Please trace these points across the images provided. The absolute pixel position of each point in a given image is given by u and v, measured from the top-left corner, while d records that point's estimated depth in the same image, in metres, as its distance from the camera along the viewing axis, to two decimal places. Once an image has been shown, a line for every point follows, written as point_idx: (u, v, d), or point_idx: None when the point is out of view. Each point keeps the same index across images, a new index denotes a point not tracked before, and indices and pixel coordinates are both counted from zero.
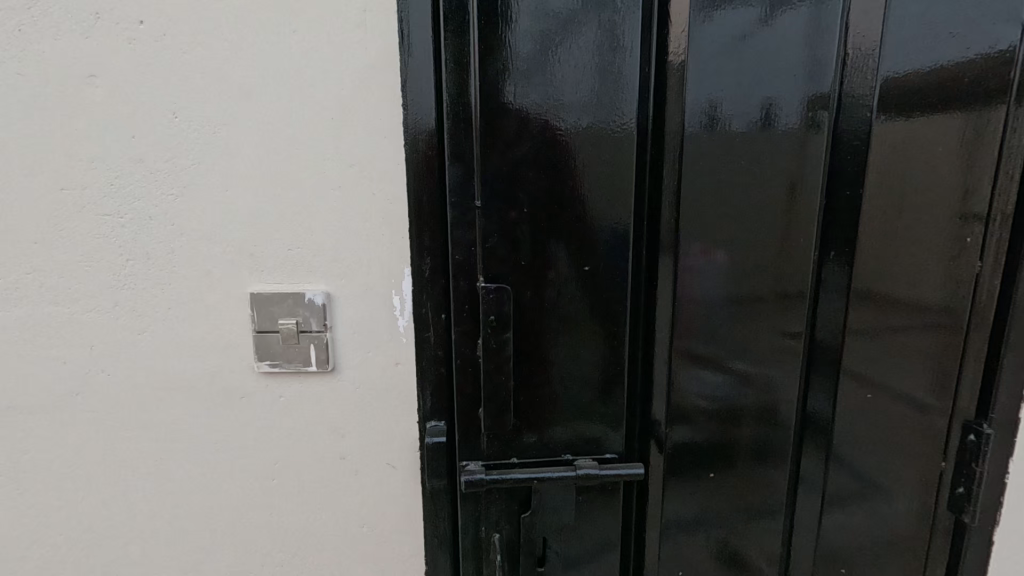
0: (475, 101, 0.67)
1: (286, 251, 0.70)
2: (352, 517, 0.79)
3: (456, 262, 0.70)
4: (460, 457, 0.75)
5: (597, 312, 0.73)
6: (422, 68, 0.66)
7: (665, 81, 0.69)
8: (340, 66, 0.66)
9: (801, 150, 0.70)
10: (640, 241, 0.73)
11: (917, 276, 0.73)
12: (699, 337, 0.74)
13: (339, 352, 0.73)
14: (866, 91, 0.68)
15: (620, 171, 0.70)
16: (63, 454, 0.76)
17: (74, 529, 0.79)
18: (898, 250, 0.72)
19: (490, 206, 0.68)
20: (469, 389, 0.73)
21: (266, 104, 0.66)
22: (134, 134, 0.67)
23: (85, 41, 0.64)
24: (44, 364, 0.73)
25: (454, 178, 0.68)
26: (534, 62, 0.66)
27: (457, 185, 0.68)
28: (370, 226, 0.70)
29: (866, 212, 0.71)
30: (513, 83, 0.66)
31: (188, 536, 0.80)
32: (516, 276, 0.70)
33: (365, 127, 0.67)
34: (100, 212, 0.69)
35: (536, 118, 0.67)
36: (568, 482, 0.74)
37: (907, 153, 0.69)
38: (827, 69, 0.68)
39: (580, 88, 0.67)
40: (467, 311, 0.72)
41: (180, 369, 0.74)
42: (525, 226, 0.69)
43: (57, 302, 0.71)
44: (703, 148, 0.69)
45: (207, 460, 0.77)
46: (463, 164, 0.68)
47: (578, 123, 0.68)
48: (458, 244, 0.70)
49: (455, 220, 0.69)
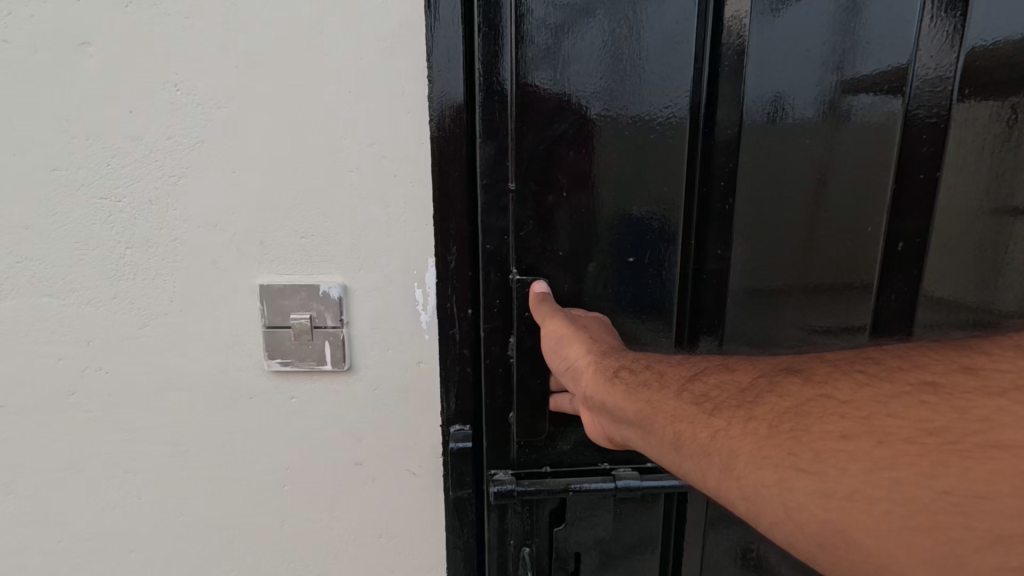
0: (508, 75, 0.60)
1: (298, 239, 0.64)
2: (370, 526, 0.73)
3: (487, 252, 0.64)
4: (489, 466, 0.70)
5: (636, 306, 0.67)
6: (450, 36, 0.60)
7: (720, 52, 0.61)
8: (359, 33, 0.59)
9: (872, 128, 0.62)
10: (687, 233, 0.66)
11: (999, 274, 0.65)
12: (748, 335, 0.68)
13: (355, 350, 0.67)
14: (949, 63, 0.61)
15: (670, 152, 0.63)
16: (60, 456, 0.71)
17: (72, 536, 0.74)
18: (977, 243, 0.64)
19: (524, 192, 0.62)
20: (500, 390, 0.68)
21: (277, 74, 0.60)
22: (131, 109, 0.61)
23: (76, 4, 0.58)
24: (38, 360, 0.68)
25: (484, 161, 0.62)
26: (573, 26, 0.59)
27: (487, 168, 0.62)
28: (391, 211, 0.63)
29: (940, 205, 0.64)
30: (548, 56, 0.60)
31: (194, 544, 0.74)
32: (552, 268, 0.65)
33: (387, 101, 0.61)
34: (96, 196, 0.63)
35: (576, 93, 0.61)
36: (607, 493, 0.68)
37: (994, 132, 0.62)
38: (908, 37, 0.60)
39: (626, 57, 0.60)
40: (497, 306, 0.66)
41: (184, 366, 0.68)
42: (564, 213, 0.63)
43: (51, 294, 0.66)
44: (762, 132, 0.62)
45: (214, 463, 0.71)
46: (495, 144, 0.62)
47: (624, 100, 0.61)
48: (488, 234, 0.64)
49: (486, 206, 0.63)
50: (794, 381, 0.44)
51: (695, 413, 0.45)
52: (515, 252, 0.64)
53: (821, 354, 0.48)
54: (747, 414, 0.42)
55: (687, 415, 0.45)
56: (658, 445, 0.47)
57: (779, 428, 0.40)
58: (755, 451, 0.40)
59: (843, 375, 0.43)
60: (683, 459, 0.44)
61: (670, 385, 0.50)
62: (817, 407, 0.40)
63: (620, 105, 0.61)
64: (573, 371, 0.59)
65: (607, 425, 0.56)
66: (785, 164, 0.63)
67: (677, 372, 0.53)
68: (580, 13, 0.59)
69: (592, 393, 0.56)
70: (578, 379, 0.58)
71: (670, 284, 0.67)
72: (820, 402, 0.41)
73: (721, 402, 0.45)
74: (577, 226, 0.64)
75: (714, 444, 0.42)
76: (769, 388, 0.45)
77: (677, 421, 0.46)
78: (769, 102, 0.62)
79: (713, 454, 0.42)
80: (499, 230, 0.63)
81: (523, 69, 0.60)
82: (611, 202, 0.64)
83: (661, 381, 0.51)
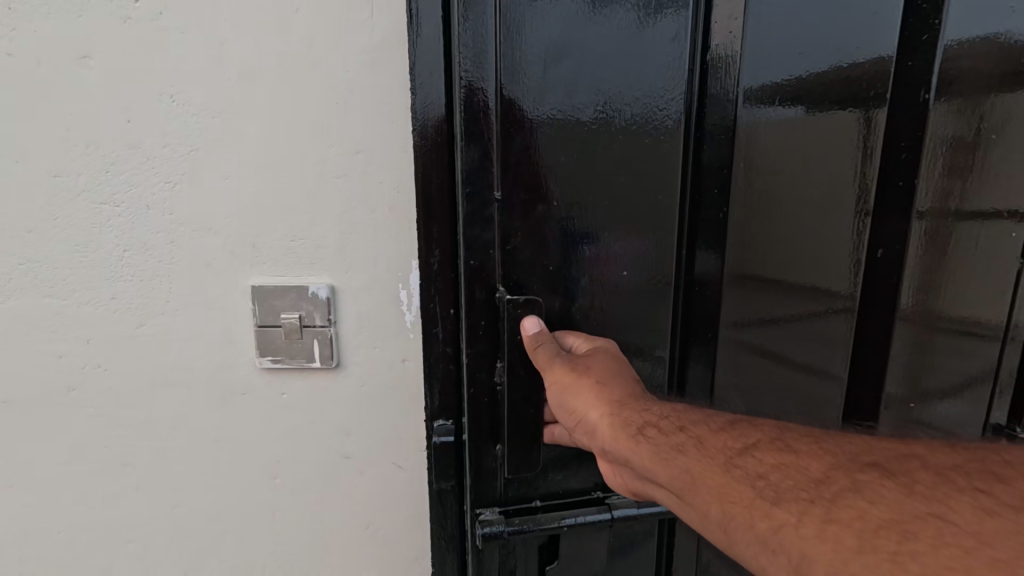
0: (494, 86, 0.60)
1: (289, 242, 0.67)
2: (358, 518, 0.76)
3: (474, 268, 0.64)
4: (474, 505, 0.70)
5: (623, 312, 0.69)
6: (430, 46, 0.60)
7: (710, 63, 0.64)
8: (347, 45, 0.62)
9: (844, 135, 0.65)
10: (671, 242, 0.68)
11: (963, 284, 0.69)
12: (739, 339, 0.70)
13: (344, 348, 0.70)
14: (926, 69, 0.64)
15: (658, 160, 0.65)
16: (61, 450, 0.74)
17: (72, 527, 0.77)
18: (946, 257, 0.68)
19: (511, 204, 0.63)
20: (488, 415, 0.68)
21: (268, 85, 0.63)
22: (130, 119, 0.64)
23: (79, 20, 0.61)
24: (41, 358, 0.71)
25: (472, 177, 0.62)
26: (549, 38, 0.60)
27: (472, 180, 0.62)
28: (376, 215, 0.67)
29: (915, 217, 0.67)
30: (535, 68, 0.60)
31: (188, 535, 0.78)
32: (539, 277, 0.66)
33: (375, 112, 0.64)
34: (95, 202, 0.66)
35: (563, 104, 0.62)
36: (604, 523, 0.72)
37: (959, 144, 0.66)
38: (886, 46, 0.63)
39: (609, 69, 0.62)
40: (483, 325, 0.65)
41: (179, 364, 0.71)
42: (551, 223, 0.64)
43: (52, 294, 0.69)
44: (760, 133, 0.65)
45: (207, 457, 0.74)
46: (482, 163, 0.62)
47: (609, 110, 0.63)
48: (474, 248, 0.63)
49: (472, 217, 0.63)
50: (891, 488, 0.42)
51: (752, 497, 0.44)
52: (501, 265, 0.64)
53: (921, 455, 0.46)
54: (821, 514, 0.41)
55: (740, 497, 0.45)
56: (700, 518, 0.48)
57: (871, 543, 0.38)
58: (835, 560, 0.38)
59: (959, 496, 0.40)
60: (734, 543, 0.44)
61: (714, 454, 0.49)
62: (926, 531, 0.38)
63: (604, 114, 0.63)
64: (588, 425, 0.59)
65: (630, 477, 0.58)
66: (765, 174, 0.66)
67: (720, 440, 0.51)
68: (565, 25, 0.60)
69: (613, 449, 0.56)
70: (592, 432, 0.59)
71: (657, 286, 0.69)
72: (931, 526, 0.38)
73: (788, 490, 0.44)
74: (564, 238, 0.65)
75: (777, 537, 0.41)
76: (853, 488, 0.43)
77: (727, 502, 0.45)
78: (748, 109, 0.64)
79: (778, 551, 0.41)
80: (489, 244, 0.63)
81: (509, 82, 0.60)
82: (598, 211, 0.65)
83: (703, 449, 0.51)
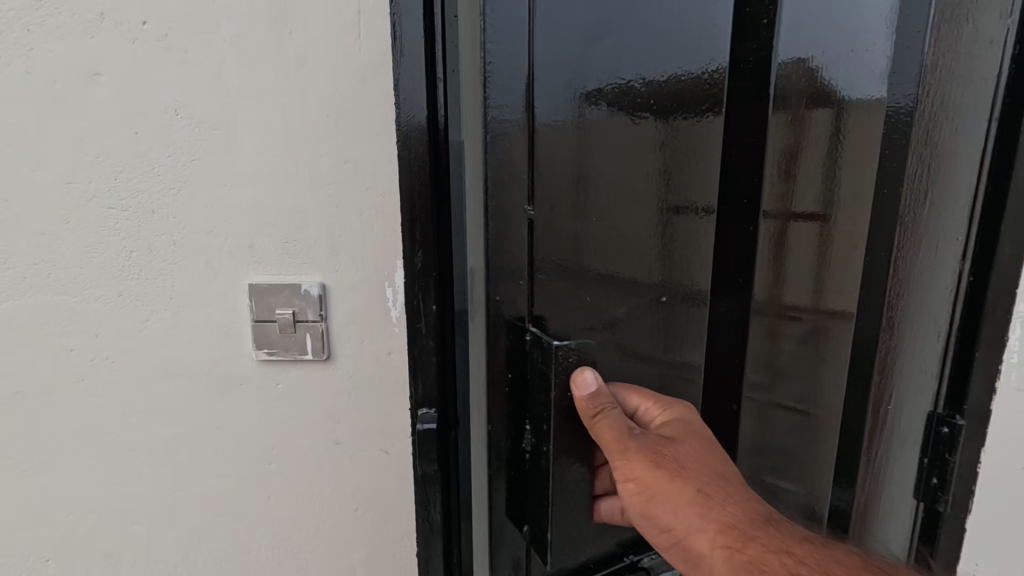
0: (530, 82, 0.51)
1: (283, 243, 0.73)
2: (348, 501, 0.82)
3: (496, 302, 0.56)
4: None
5: (654, 329, 0.62)
6: (412, 70, 0.65)
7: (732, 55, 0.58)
8: (337, 63, 0.68)
9: (861, 131, 0.63)
10: (703, 259, 0.63)
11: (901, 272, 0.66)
12: (762, 351, 0.68)
13: (333, 342, 0.76)
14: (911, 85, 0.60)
15: (699, 168, 0.60)
16: (70, 437, 0.79)
17: (79, 509, 0.82)
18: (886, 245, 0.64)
19: (546, 226, 0.54)
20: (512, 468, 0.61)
21: (264, 98, 0.69)
22: (137, 131, 0.70)
23: (90, 40, 0.67)
24: (52, 351, 0.76)
25: (496, 199, 0.53)
26: (577, 28, 0.51)
27: (504, 201, 0.53)
28: (364, 220, 0.73)
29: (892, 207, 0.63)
30: (577, 58, 0.51)
31: (188, 516, 0.83)
32: (571, 305, 0.57)
33: (362, 124, 0.70)
34: (104, 206, 0.72)
35: (602, 104, 0.53)
36: None
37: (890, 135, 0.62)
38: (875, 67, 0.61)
39: (644, 68, 0.54)
40: (509, 377, 0.57)
41: (181, 357, 0.77)
42: (587, 243, 0.56)
43: (63, 292, 0.74)
44: (785, 130, 0.61)
45: (207, 443, 0.80)
46: (506, 180, 0.53)
47: (650, 110, 0.56)
48: (500, 280, 0.55)
49: (494, 240, 0.54)
50: None
51: None
52: (526, 294, 0.55)
53: None
54: None
55: None
56: None
57: None
58: None
59: None
60: None
61: None
62: None
63: (647, 116, 0.56)
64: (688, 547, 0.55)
65: None
66: (789, 176, 0.63)
67: None
68: (605, 6, 0.51)
69: None
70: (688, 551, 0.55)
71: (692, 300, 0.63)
72: None
73: None
74: (603, 263, 0.57)
75: None
76: None
77: None
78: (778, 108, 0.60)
79: None
80: (515, 275, 0.55)
81: (545, 78, 0.51)
82: (639, 228, 0.58)
83: None
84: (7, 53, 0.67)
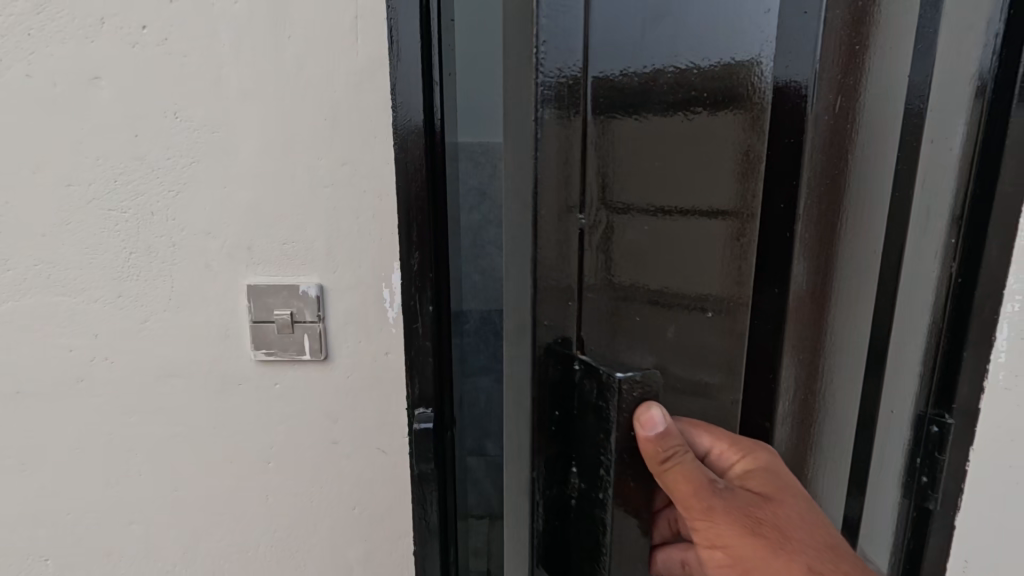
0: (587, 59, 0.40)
1: (281, 245, 0.74)
2: (345, 500, 0.83)
3: (529, 319, 0.44)
4: None
5: (686, 352, 0.48)
6: (409, 75, 0.66)
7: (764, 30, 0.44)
8: (335, 67, 0.69)
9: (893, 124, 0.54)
10: (746, 263, 0.48)
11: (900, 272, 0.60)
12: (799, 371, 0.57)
13: (330, 343, 0.77)
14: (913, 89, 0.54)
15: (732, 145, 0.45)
16: (69, 437, 0.80)
17: (78, 508, 0.83)
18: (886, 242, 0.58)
19: (597, 230, 0.43)
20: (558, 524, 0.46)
21: (262, 101, 0.70)
22: (137, 133, 0.70)
23: (90, 44, 0.68)
24: (51, 350, 0.77)
25: (543, 191, 0.41)
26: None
27: (548, 197, 0.42)
28: (361, 221, 0.73)
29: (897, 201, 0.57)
30: (628, 40, 0.41)
31: (186, 516, 0.84)
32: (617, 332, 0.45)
33: (359, 128, 0.71)
34: (105, 208, 0.73)
35: (660, 96, 0.42)
36: None
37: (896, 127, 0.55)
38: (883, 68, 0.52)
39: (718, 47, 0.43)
40: (556, 416, 0.45)
41: (180, 357, 0.78)
42: (644, 256, 0.45)
43: (63, 292, 0.75)
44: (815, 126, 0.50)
45: (205, 442, 0.81)
46: (553, 171, 0.41)
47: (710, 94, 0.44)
48: (538, 294, 0.43)
49: (534, 241, 0.42)
50: None
51: None
52: (565, 311, 0.44)
53: None
54: None
55: None
56: None
57: None
58: None
59: None
60: None
61: None
62: None
63: (703, 111, 0.44)
64: None
65: None
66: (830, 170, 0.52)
67: None
68: None
69: None
70: None
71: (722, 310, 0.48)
72: None
73: None
74: (663, 275, 0.46)
75: None
76: None
77: None
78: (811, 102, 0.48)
79: None
80: (559, 289, 0.43)
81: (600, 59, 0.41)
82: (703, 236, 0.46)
83: None
84: (9, 57, 0.68)
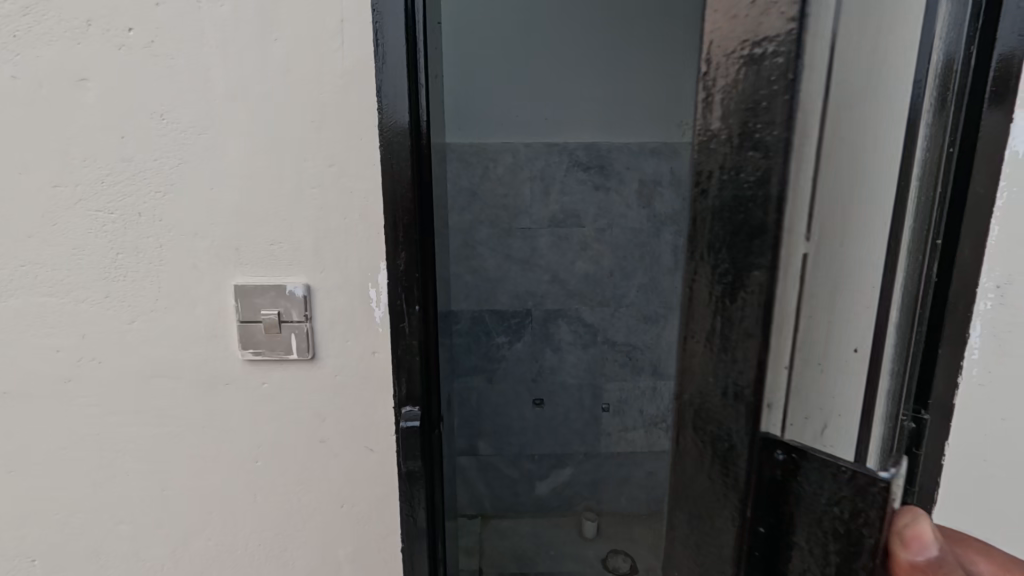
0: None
1: (268, 246, 0.74)
2: (334, 499, 0.84)
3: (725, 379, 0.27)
4: None
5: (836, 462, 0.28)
6: (395, 78, 0.69)
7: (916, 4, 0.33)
8: (321, 68, 0.69)
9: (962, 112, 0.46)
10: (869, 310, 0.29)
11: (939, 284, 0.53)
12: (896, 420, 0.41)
13: (318, 342, 0.77)
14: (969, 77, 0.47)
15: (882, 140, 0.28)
16: (56, 437, 0.80)
17: (65, 509, 0.83)
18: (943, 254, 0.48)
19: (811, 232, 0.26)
20: None
21: (251, 104, 0.70)
22: (124, 135, 0.71)
23: (76, 46, 0.68)
24: (37, 351, 0.77)
25: (756, 143, 0.25)
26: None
27: (770, 160, 0.24)
28: (348, 222, 0.74)
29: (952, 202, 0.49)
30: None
31: (175, 515, 0.84)
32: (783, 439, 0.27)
33: (344, 129, 0.71)
34: (91, 208, 0.73)
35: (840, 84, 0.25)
36: None
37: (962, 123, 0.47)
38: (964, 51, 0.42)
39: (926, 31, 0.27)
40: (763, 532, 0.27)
41: (168, 356, 0.78)
42: (862, 258, 0.28)
43: (50, 292, 0.75)
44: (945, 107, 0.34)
45: (193, 441, 0.81)
46: (745, 137, 0.25)
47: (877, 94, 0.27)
48: (745, 338, 0.26)
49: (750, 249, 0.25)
50: None
51: None
52: (772, 382, 0.26)
53: None
54: None
55: None
56: None
57: None
58: None
59: None
60: None
61: None
62: None
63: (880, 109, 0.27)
64: None
65: None
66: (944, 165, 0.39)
67: None
68: None
69: None
70: None
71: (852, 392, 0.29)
72: None
73: None
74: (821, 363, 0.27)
75: None
76: None
77: None
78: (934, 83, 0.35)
79: None
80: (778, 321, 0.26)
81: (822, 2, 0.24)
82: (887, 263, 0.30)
83: None
84: None
